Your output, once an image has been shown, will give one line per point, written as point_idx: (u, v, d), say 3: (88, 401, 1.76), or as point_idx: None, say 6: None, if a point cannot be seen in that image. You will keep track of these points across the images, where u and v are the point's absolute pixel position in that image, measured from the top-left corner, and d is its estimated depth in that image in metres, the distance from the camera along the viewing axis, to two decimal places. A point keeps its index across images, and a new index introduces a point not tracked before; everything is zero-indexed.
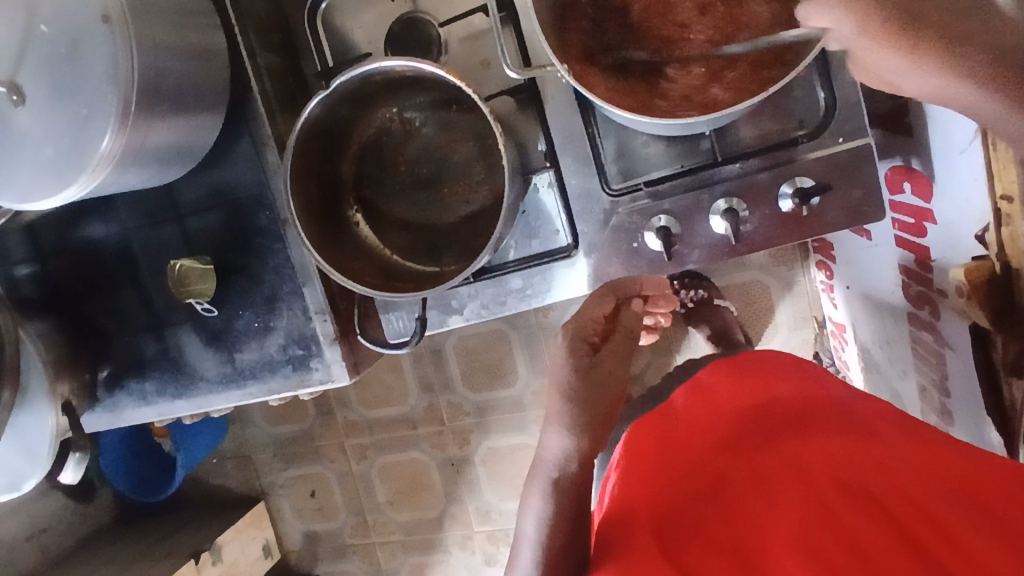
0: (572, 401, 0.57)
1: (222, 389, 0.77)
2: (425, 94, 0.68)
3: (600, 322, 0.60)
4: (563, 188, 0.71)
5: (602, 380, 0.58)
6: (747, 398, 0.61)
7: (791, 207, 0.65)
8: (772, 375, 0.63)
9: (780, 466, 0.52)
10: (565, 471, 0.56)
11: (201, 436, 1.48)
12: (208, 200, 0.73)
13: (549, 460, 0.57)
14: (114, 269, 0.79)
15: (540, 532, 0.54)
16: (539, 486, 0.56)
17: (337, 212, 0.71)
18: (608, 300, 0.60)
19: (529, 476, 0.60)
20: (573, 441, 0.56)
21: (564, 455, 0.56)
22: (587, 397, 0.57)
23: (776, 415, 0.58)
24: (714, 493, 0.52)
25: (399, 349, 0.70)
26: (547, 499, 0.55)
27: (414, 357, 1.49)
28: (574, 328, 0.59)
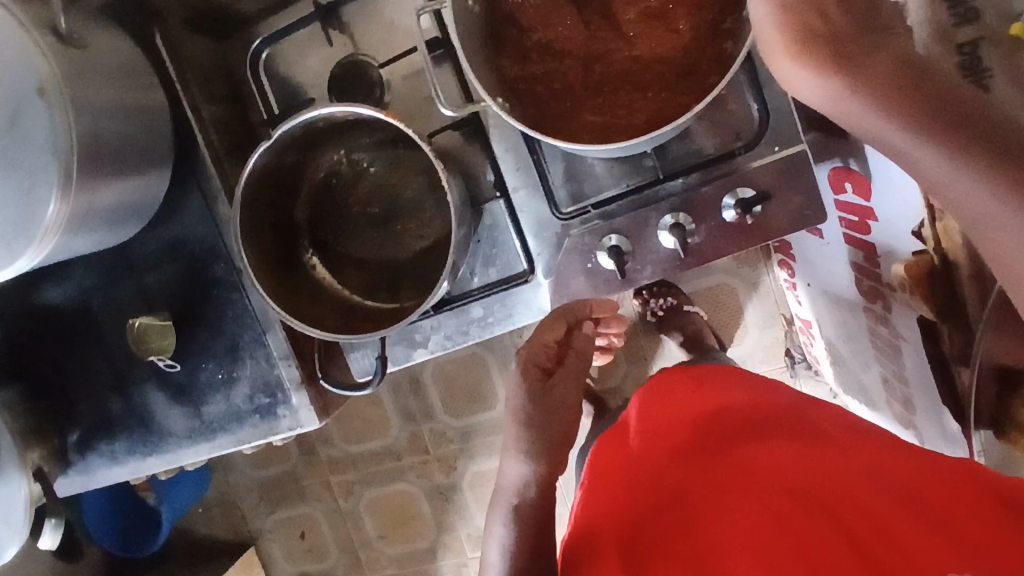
0: (527, 427, 0.58)
1: (192, 443, 0.77)
2: (371, 134, 0.69)
3: (550, 348, 0.61)
4: (515, 215, 0.72)
5: (555, 405, 0.59)
6: (704, 404, 0.61)
7: (734, 216, 0.66)
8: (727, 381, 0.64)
9: (736, 474, 0.53)
10: (525, 497, 0.57)
11: (184, 487, 1.46)
12: (163, 255, 0.73)
13: (511, 485, 0.58)
14: (73, 330, 0.78)
15: (505, 556, 0.54)
16: (501, 512, 0.57)
17: (293, 257, 0.71)
18: (558, 326, 0.60)
19: (491, 501, 0.60)
20: (531, 467, 0.57)
21: (525, 482, 0.57)
22: (542, 425, 0.58)
23: (731, 421, 0.59)
24: (675, 507, 0.53)
25: (360, 390, 0.70)
26: (515, 528, 0.55)
27: (393, 388, 1.49)
28: (528, 354, 0.60)
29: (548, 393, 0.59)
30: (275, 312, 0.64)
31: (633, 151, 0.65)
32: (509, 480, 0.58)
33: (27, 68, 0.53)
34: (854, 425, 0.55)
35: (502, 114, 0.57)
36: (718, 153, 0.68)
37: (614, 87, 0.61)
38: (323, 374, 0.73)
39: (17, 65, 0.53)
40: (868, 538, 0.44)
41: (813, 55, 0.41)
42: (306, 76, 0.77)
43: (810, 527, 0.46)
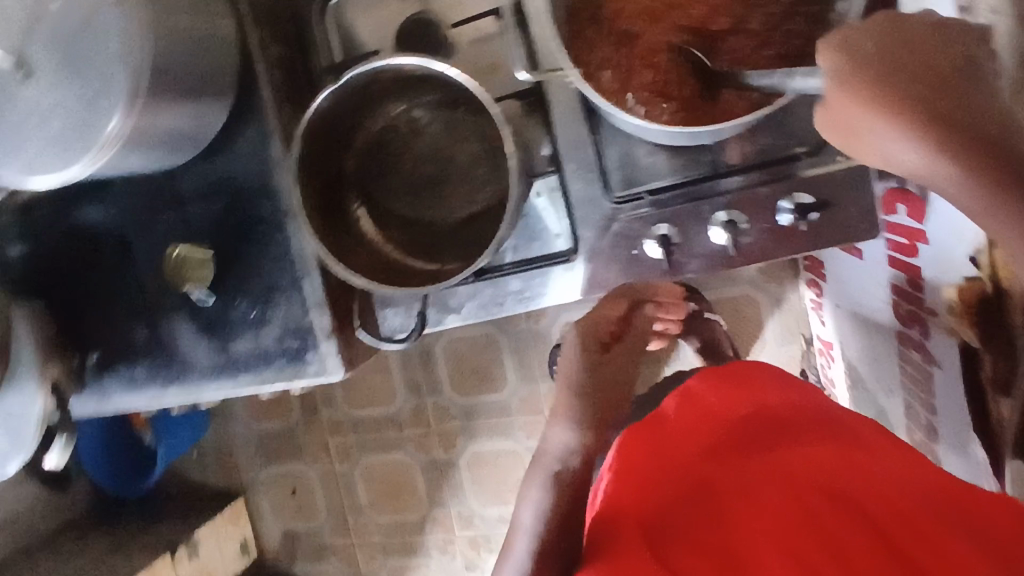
0: (578, 393, 0.61)
1: (215, 378, 0.77)
2: (434, 93, 0.68)
3: (612, 322, 0.66)
4: (566, 192, 0.71)
5: (610, 374, 0.63)
6: (733, 408, 0.63)
7: (790, 221, 0.66)
8: (757, 384, 0.65)
9: (767, 473, 0.53)
10: (567, 465, 0.57)
11: (183, 430, 1.46)
12: (211, 187, 0.73)
13: (552, 453, 0.59)
14: (109, 252, 0.78)
15: (536, 522, 0.53)
16: (539, 479, 0.57)
17: (340, 206, 0.70)
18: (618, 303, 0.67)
19: (527, 471, 0.61)
20: (577, 434, 0.59)
21: (566, 451, 0.58)
22: (595, 392, 0.61)
23: (762, 425, 0.59)
24: (701, 498, 0.53)
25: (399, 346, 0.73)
26: (546, 494, 0.56)
27: (403, 358, 1.49)
28: (586, 327, 0.66)
29: (603, 363, 0.64)
30: (318, 256, 0.64)
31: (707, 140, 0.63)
32: (548, 448, 0.59)
33: None
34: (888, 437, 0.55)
35: (579, 85, 0.57)
36: (779, 154, 0.67)
37: (693, 74, 0.61)
38: (362, 324, 0.74)
39: None
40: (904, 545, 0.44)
41: (869, 95, 0.33)
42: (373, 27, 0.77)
43: (842, 525, 0.46)
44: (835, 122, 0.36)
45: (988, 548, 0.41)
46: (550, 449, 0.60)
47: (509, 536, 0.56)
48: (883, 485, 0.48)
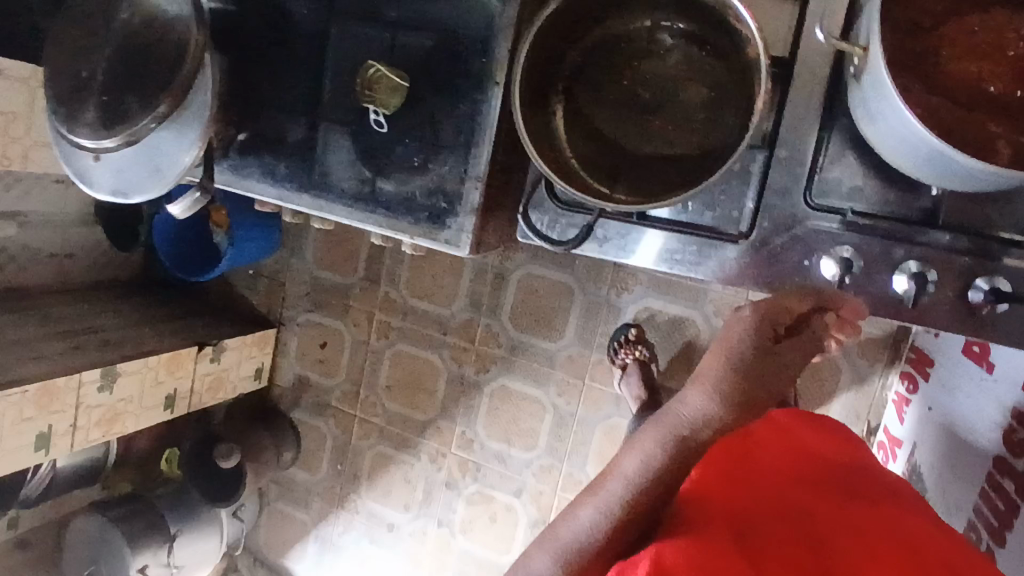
0: (735, 370, 0.61)
1: (349, 203, 0.76)
2: (690, 23, 0.66)
3: (789, 318, 0.64)
4: (766, 176, 0.68)
5: (774, 369, 0.62)
6: (827, 463, 0.66)
7: (978, 301, 0.63)
8: (853, 456, 0.69)
9: (858, 527, 0.56)
10: (694, 433, 0.59)
11: (251, 244, 1.49)
12: (432, 22, 0.71)
13: (682, 416, 0.60)
14: (302, 42, 0.77)
15: (638, 473, 0.57)
16: (659, 432, 0.60)
17: (545, 91, 0.69)
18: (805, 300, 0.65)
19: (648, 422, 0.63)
20: (715, 407, 0.60)
21: (699, 421, 0.59)
22: (753, 376, 0.61)
23: (855, 488, 0.62)
24: (789, 524, 0.56)
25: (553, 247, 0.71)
26: (658, 450, 0.58)
27: (477, 270, 1.48)
28: (768, 310, 0.64)
29: (771, 354, 0.62)
30: (515, 124, 0.63)
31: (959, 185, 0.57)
32: (680, 412, 0.60)
33: None
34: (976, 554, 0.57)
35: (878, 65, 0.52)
36: (1000, 231, 0.63)
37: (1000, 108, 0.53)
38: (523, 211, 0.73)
39: None
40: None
41: None
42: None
43: None
44: None
45: None
46: (681, 412, 0.61)
47: (601, 477, 0.59)
48: None
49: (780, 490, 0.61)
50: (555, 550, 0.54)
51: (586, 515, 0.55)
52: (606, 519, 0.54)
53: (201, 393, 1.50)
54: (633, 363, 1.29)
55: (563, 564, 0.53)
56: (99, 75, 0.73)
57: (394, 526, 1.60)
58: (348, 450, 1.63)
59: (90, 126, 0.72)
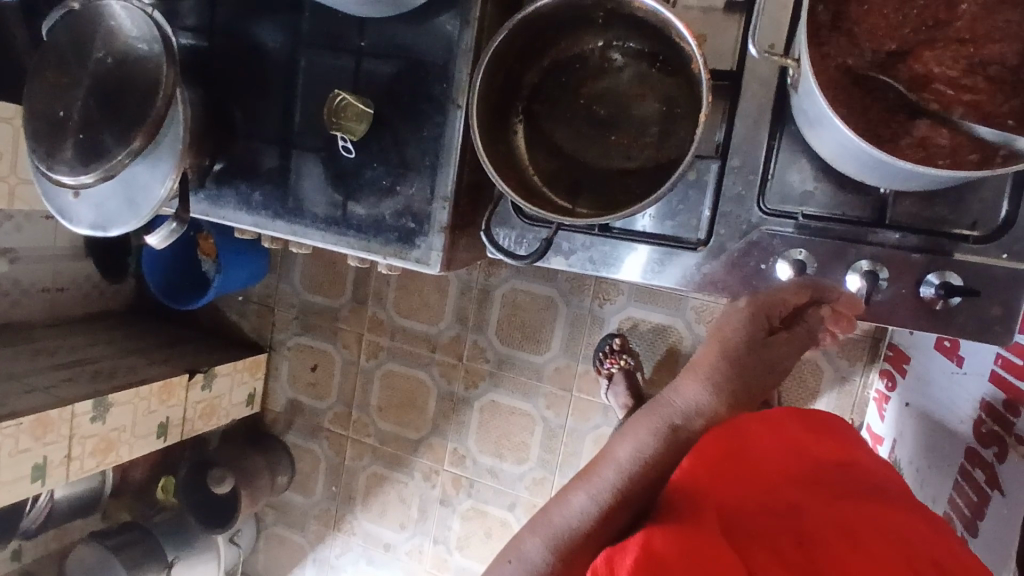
0: (731, 361, 0.65)
1: (322, 228, 0.79)
2: (639, 39, 0.68)
3: (787, 308, 0.66)
4: (721, 185, 0.70)
5: (766, 360, 0.65)
6: (823, 454, 0.64)
7: (929, 296, 0.65)
8: (850, 449, 0.66)
9: (856, 513, 0.54)
10: (688, 424, 0.63)
11: (239, 270, 1.51)
12: (394, 50, 0.74)
13: (677, 407, 0.64)
14: (273, 74, 0.80)
15: (631, 461, 0.60)
16: (653, 424, 0.63)
17: (504, 111, 0.72)
18: (802, 293, 0.66)
19: (643, 412, 0.67)
20: (709, 396, 0.64)
21: (691, 410, 0.64)
22: (749, 368, 0.65)
23: (853, 476, 0.60)
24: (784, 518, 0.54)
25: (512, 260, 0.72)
26: (650, 440, 0.62)
27: (462, 287, 1.50)
28: (766, 302, 0.66)
29: (765, 346, 0.66)
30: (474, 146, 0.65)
31: (893, 184, 0.60)
32: (675, 400, 0.65)
33: None
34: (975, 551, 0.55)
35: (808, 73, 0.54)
36: (947, 229, 0.65)
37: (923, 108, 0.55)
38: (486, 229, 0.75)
39: None
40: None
41: None
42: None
43: None
44: None
45: None
46: (676, 403, 0.65)
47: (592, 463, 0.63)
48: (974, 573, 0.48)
49: (776, 480, 0.59)
50: (546, 536, 0.56)
51: (578, 501, 0.57)
52: (597, 507, 0.57)
53: (194, 420, 1.51)
54: (619, 372, 1.31)
55: (555, 552, 0.55)
56: (76, 114, 0.75)
57: (390, 545, 1.61)
58: (342, 471, 1.64)
59: (69, 163, 0.75)
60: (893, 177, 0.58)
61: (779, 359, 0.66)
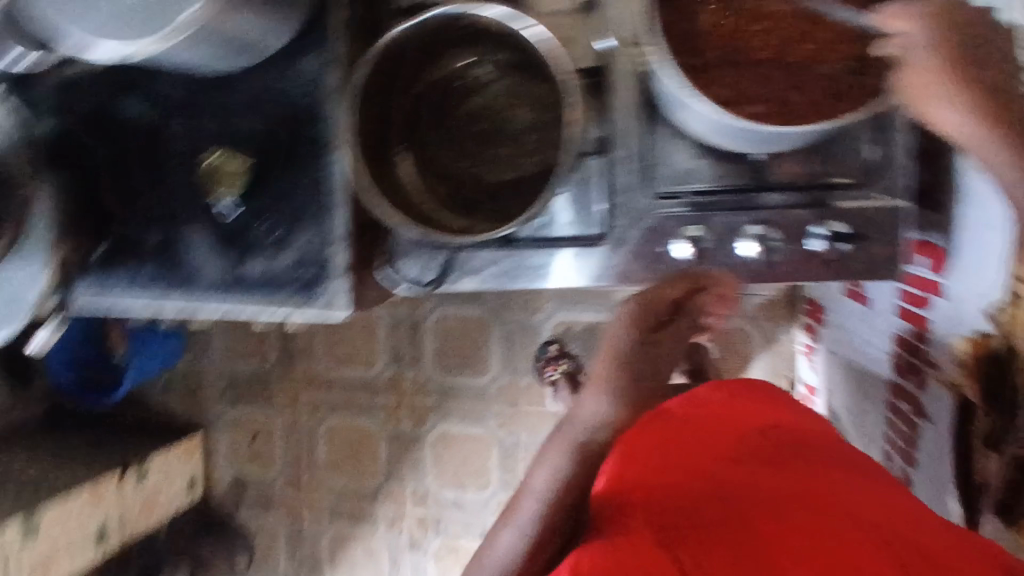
0: (619, 368, 0.72)
1: (219, 293, 0.75)
2: (502, 52, 0.69)
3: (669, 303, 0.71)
4: (609, 178, 0.72)
5: (650, 359, 0.73)
6: (750, 419, 0.63)
7: (820, 246, 0.67)
8: (777, 409, 0.65)
9: (788, 482, 0.54)
10: (592, 436, 0.68)
11: (156, 352, 1.43)
12: (258, 101, 0.72)
13: (581, 420, 0.70)
14: (141, 146, 0.77)
15: (547, 487, 0.63)
16: (564, 446, 0.67)
17: (384, 143, 0.70)
18: (682, 285, 0.71)
19: (555, 431, 0.71)
20: (610, 407, 0.70)
21: (594, 422, 0.69)
22: (637, 371, 0.72)
23: (778, 439, 0.60)
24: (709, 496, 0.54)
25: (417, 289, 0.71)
26: (563, 459, 0.66)
27: (390, 325, 1.48)
28: (644, 304, 0.71)
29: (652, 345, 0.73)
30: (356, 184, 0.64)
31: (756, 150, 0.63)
32: (577, 416, 0.70)
33: None
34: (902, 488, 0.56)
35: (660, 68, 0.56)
36: (822, 181, 0.69)
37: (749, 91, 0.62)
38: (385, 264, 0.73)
39: None
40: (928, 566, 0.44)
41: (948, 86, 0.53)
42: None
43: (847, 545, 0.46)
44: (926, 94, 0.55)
45: None
46: (579, 416, 0.70)
47: (518, 496, 0.66)
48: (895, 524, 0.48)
49: (703, 458, 0.59)
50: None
51: (507, 542, 0.61)
52: (526, 541, 0.60)
53: (133, 520, 1.42)
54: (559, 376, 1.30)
55: None
56: None
57: None
58: (302, 538, 1.57)
59: None
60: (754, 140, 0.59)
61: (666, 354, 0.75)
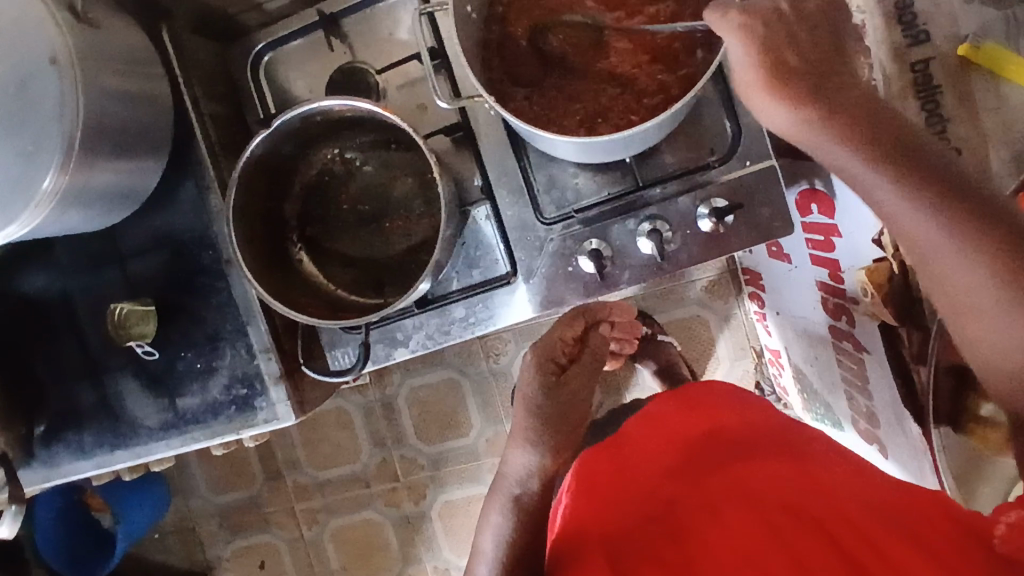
0: (536, 416, 0.63)
1: (164, 435, 0.76)
2: (365, 134, 0.72)
3: (568, 343, 0.67)
4: (501, 218, 0.75)
5: (568, 401, 0.64)
6: (693, 429, 0.64)
7: (710, 226, 0.70)
8: (714, 412, 0.65)
9: (727, 488, 0.54)
10: (526, 490, 0.60)
11: (141, 510, 1.40)
12: (152, 242, 0.74)
13: (511, 476, 0.62)
14: (48, 318, 0.77)
15: (496, 549, 0.56)
16: (499, 503, 0.60)
17: (279, 248, 0.72)
18: (576, 324, 0.68)
19: (489, 492, 0.64)
20: (536, 457, 0.61)
21: (526, 473, 0.61)
22: (556, 417, 0.63)
23: (722, 444, 0.61)
24: (662, 516, 0.54)
25: (343, 375, 0.74)
26: (506, 519, 0.59)
27: (365, 412, 1.47)
28: (544, 349, 0.66)
29: (561, 389, 0.65)
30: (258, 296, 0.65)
31: (613, 156, 0.67)
32: (507, 473, 0.62)
33: (43, 43, 0.55)
34: (850, 454, 0.57)
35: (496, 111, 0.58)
36: (693, 165, 0.72)
37: (592, 88, 0.63)
38: (306, 361, 0.75)
39: (36, 40, 0.55)
40: (867, 550, 0.44)
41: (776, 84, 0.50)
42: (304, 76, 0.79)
43: (796, 536, 0.47)
44: (746, 90, 0.52)
45: (927, 551, 0.42)
46: (509, 474, 0.63)
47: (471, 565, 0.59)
48: (836, 500, 0.49)
49: (653, 482, 0.58)
50: None
51: None
52: None
53: None
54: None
55: None
56: None
57: None
58: None
59: None
60: (615, 147, 0.63)
61: (583, 392, 0.65)
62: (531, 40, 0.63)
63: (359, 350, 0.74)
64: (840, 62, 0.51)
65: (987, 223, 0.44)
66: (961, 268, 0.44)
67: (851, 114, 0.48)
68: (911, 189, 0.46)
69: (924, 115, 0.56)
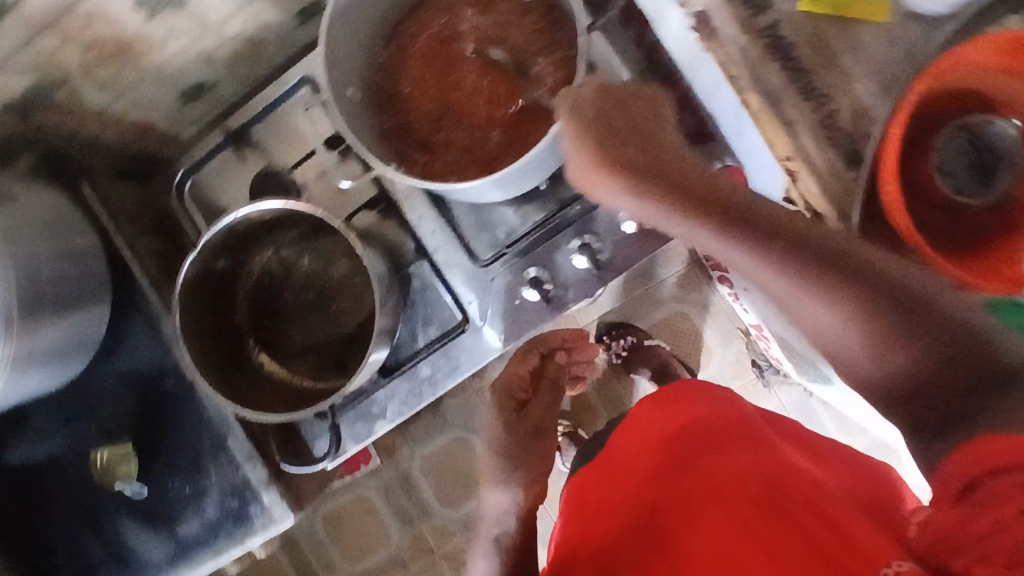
0: (505, 453, 0.62)
1: (171, 568, 0.76)
2: (292, 229, 0.74)
3: (525, 376, 0.68)
4: (441, 273, 0.77)
5: (535, 430, 0.64)
6: (667, 416, 0.63)
7: (633, 226, 0.72)
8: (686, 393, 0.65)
9: (694, 499, 0.54)
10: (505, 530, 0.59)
11: None
12: (117, 383, 0.76)
13: (491, 517, 0.61)
14: (34, 488, 0.77)
15: None
16: (484, 547, 0.59)
17: (239, 357, 0.74)
18: (529, 358, 0.69)
19: (473, 538, 0.63)
20: (513, 496, 0.60)
21: (504, 512, 0.60)
22: (523, 451, 0.62)
23: (695, 431, 0.60)
24: (646, 529, 0.55)
25: (319, 464, 0.77)
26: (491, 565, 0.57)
27: (385, 493, 1.46)
28: (503, 386, 0.67)
29: (524, 420, 0.64)
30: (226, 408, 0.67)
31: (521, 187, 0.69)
32: (487, 514, 0.61)
33: None
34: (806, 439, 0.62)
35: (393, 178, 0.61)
36: None
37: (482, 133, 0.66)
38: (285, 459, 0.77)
39: None
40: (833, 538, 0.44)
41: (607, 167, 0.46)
42: (223, 187, 0.82)
43: (770, 534, 0.48)
44: (584, 176, 0.48)
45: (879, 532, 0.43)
46: (490, 513, 0.61)
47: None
48: (804, 493, 0.50)
49: (635, 491, 0.59)
50: None
51: None
52: None
53: None
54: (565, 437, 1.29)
55: None
56: None
57: None
58: None
59: None
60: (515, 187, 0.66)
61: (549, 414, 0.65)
62: (421, 100, 0.68)
63: (331, 436, 0.77)
64: (637, 114, 0.49)
65: (860, 288, 0.39)
66: (825, 326, 0.41)
67: (681, 192, 0.43)
68: (757, 257, 0.41)
69: (787, 72, 0.58)
